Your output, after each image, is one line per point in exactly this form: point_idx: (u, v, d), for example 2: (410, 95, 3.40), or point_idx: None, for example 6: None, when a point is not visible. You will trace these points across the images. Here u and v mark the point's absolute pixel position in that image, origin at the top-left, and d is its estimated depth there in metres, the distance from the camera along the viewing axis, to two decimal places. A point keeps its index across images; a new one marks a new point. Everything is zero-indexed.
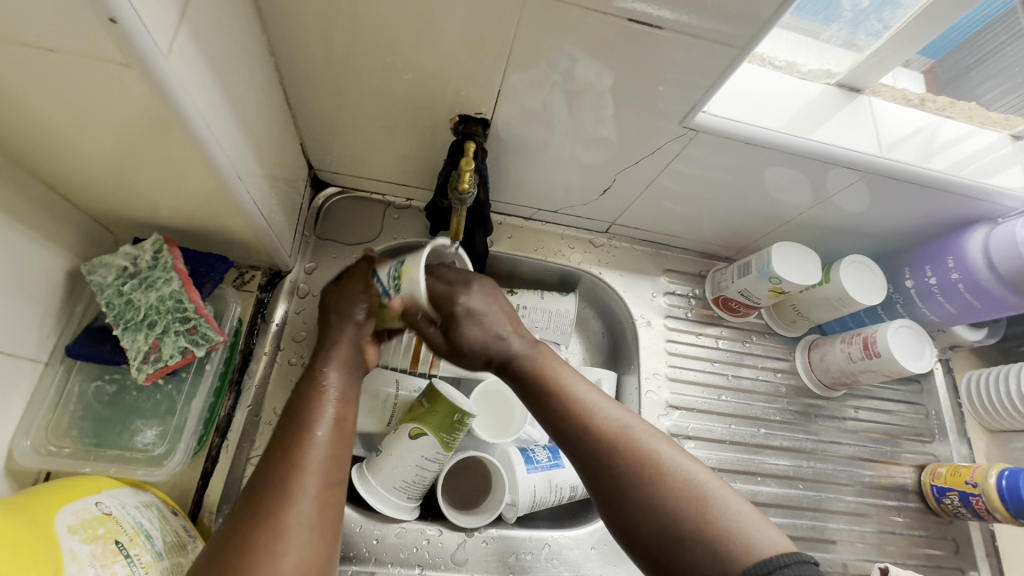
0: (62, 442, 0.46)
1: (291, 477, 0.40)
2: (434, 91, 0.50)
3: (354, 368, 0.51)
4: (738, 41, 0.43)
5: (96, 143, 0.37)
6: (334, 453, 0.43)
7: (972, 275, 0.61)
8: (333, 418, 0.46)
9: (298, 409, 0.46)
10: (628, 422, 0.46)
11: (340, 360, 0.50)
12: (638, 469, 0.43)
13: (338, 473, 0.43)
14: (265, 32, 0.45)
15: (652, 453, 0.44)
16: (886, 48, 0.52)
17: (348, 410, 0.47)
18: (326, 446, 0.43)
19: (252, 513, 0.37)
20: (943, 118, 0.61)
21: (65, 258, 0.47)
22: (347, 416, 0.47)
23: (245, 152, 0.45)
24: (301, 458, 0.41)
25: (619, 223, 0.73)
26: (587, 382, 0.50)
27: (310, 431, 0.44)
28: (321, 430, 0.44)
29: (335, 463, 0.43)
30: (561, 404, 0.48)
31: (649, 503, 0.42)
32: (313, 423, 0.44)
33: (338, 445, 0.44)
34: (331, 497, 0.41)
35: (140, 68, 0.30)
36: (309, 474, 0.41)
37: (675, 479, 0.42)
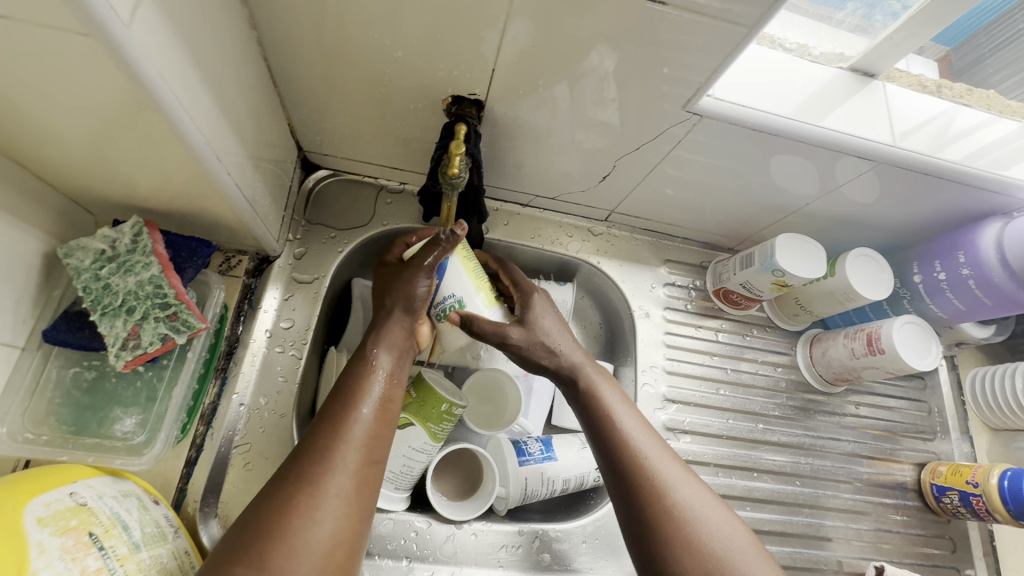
0: (39, 430, 0.45)
1: (331, 448, 0.40)
2: (425, 70, 0.48)
3: (406, 354, 0.50)
4: (747, 21, 0.40)
5: (63, 120, 0.35)
6: (376, 430, 0.43)
7: (983, 271, 0.59)
8: (383, 396, 0.46)
9: (347, 385, 0.45)
10: (677, 477, 0.45)
11: (392, 345, 0.49)
12: (677, 517, 0.42)
13: (380, 450, 0.43)
14: (245, 5, 0.42)
15: (694, 505, 0.43)
16: (904, 31, 0.49)
17: (396, 391, 0.47)
18: (370, 423, 0.43)
19: (293, 479, 0.38)
20: (960, 106, 0.58)
21: (41, 240, 0.45)
22: (393, 395, 0.47)
23: (224, 132, 0.43)
24: (346, 432, 0.42)
25: (619, 211, 0.71)
26: (642, 424, 0.49)
27: (360, 407, 0.44)
28: (367, 406, 0.44)
29: (377, 442, 0.43)
30: (608, 436, 0.48)
31: (684, 555, 0.40)
32: (359, 400, 0.44)
33: (383, 424, 0.44)
34: (372, 474, 0.41)
35: (99, 39, 0.28)
36: (350, 448, 0.41)
37: (716, 537, 0.41)
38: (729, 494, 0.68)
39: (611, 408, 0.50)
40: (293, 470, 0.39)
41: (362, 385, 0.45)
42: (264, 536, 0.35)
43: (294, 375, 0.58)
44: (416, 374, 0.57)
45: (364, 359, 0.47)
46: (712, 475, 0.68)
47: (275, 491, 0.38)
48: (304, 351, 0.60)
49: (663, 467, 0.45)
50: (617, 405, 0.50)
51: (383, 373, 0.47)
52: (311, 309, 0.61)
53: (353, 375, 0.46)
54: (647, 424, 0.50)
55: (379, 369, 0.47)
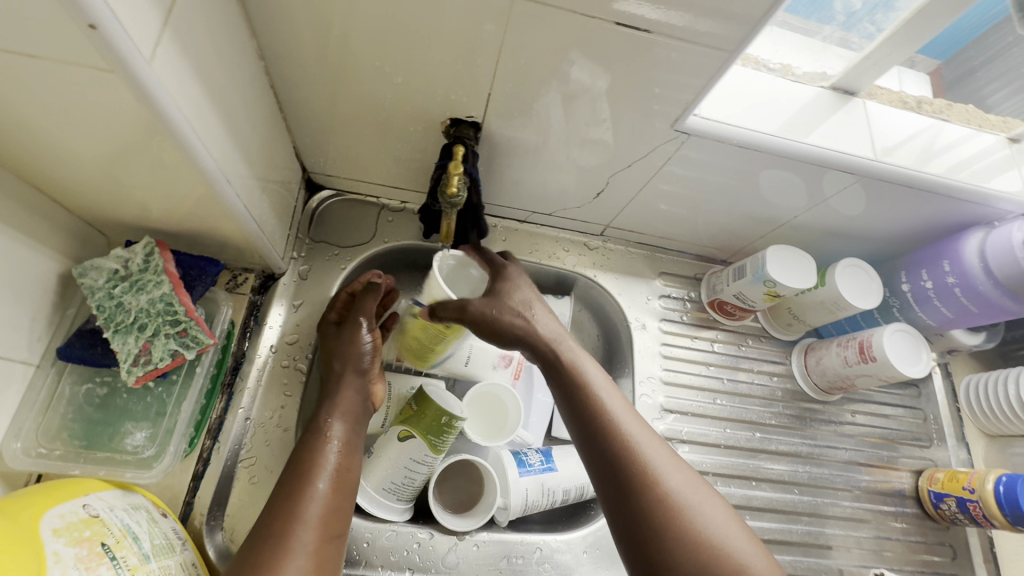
0: (52, 445, 0.46)
1: (289, 532, 0.43)
2: (424, 94, 0.50)
3: (361, 419, 0.54)
4: (728, 45, 0.43)
5: (83, 147, 0.38)
6: (332, 506, 0.46)
7: (968, 280, 0.61)
8: (336, 469, 0.48)
9: (302, 458, 0.48)
10: (665, 467, 0.46)
11: (345, 412, 0.53)
12: (667, 503, 0.44)
13: (337, 525, 0.46)
14: (254, 37, 0.45)
15: (683, 490, 0.45)
16: (882, 50, 0.51)
17: (350, 461, 0.50)
18: (324, 499, 0.46)
19: (256, 559, 0.41)
20: (941, 121, 0.60)
21: (57, 262, 0.47)
22: (348, 466, 0.50)
23: (234, 156, 0.45)
24: (300, 513, 0.44)
25: (614, 226, 0.73)
26: (628, 409, 0.50)
27: (313, 485, 0.46)
28: (322, 482, 0.47)
29: (334, 518, 0.46)
30: (598, 426, 0.48)
31: (677, 538, 0.42)
32: (314, 476, 0.47)
33: (339, 497, 0.47)
34: (328, 549, 0.44)
35: (121, 74, 0.31)
36: (307, 528, 0.43)
37: (705, 519, 0.44)
38: (729, 503, 0.68)
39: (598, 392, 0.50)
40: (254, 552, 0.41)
41: (317, 458, 0.48)
42: None
43: (298, 390, 0.60)
44: (418, 387, 0.59)
45: (318, 427, 0.51)
46: (711, 484, 0.69)
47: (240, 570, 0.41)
48: (308, 365, 0.61)
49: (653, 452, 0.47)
50: (603, 392, 0.51)
51: (336, 442, 0.50)
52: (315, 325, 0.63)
53: (307, 449, 0.49)
54: (632, 410, 0.51)
55: (331, 441, 0.50)
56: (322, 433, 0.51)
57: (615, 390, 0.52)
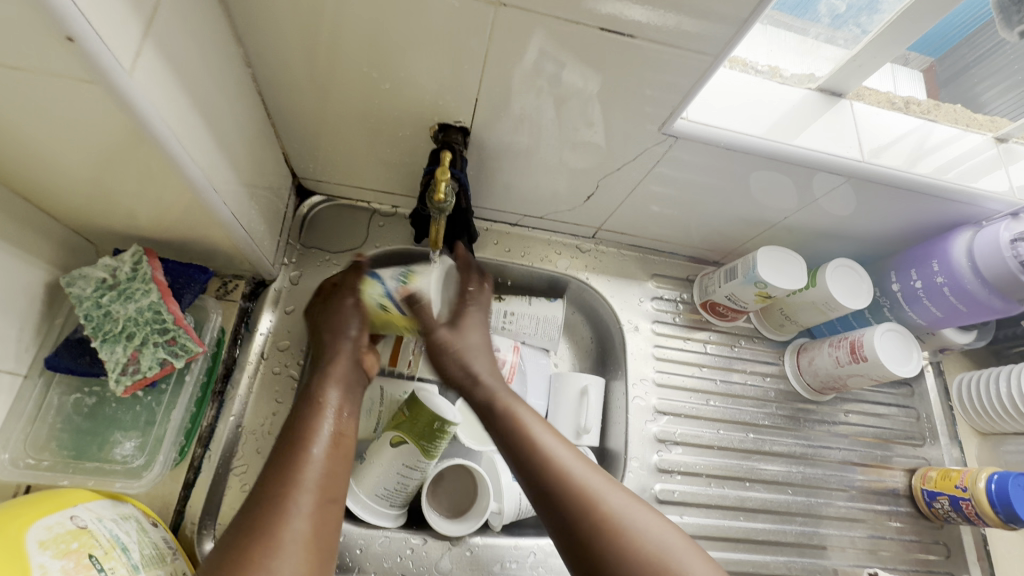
0: (40, 455, 0.46)
1: (285, 494, 0.40)
2: (411, 100, 0.50)
3: (352, 386, 0.52)
4: (712, 48, 0.43)
5: (67, 157, 0.38)
6: (329, 470, 0.43)
7: (957, 279, 0.61)
8: (333, 434, 0.46)
9: (295, 426, 0.46)
10: (600, 487, 0.45)
11: (338, 380, 0.52)
12: (609, 530, 0.42)
13: (334, 490, 0.43)
14: (239, 44, 0.45)
15: (626, 512, 0.43)
16: (868, 52, 0.52)
17: (345, 427, 0.48)
18: (322, 463, 0.43)
19: (246, 530, 0.37)
20: (928, 121, 0.61)
21: (45, 271, 0.47)
22: (345, 432, 0.47)
23: (220, 163, 0.45)
24: (300, 476, 0.41)
25: (605, 228, 0.73)
26: (561, 440, 0.50)
27: (308, 450, 0.43)
28: (318, 447, 0.44)
29: (333, 482, 0.43)
30: (529, 461, 0.48)
31: (627, 564, 0.41)
32: (309, 441, 0.44)
33: (337, 458, 0.45)
34: (329, 513, 0.41)
35: (102, 85, 0.31)
36: (304, 492, 0.40)
37: (654, 538, 0.42)
38: (722, 504, 0.68)
39: (528, 429, 0.50)
40: (246, 525, 0.37)
41: (310, 425, 0.46)
42: None
43: (290, 396, 0.60)
44: (411, 393, 0.58)
45: (314, 399, 0.49)
46: (705, 486, 0.69)
47: (229, 547, 0.36)
48: (300, 372, 0.61)
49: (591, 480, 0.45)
50: (536, 429, 0.50)
51: (331, 409, 0.48)
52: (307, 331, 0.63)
53: (303, 415, 0.47)
54: (572, 447, 0.49)
55: (328, 409, 0.48)
56: (318, 403, 0.48)
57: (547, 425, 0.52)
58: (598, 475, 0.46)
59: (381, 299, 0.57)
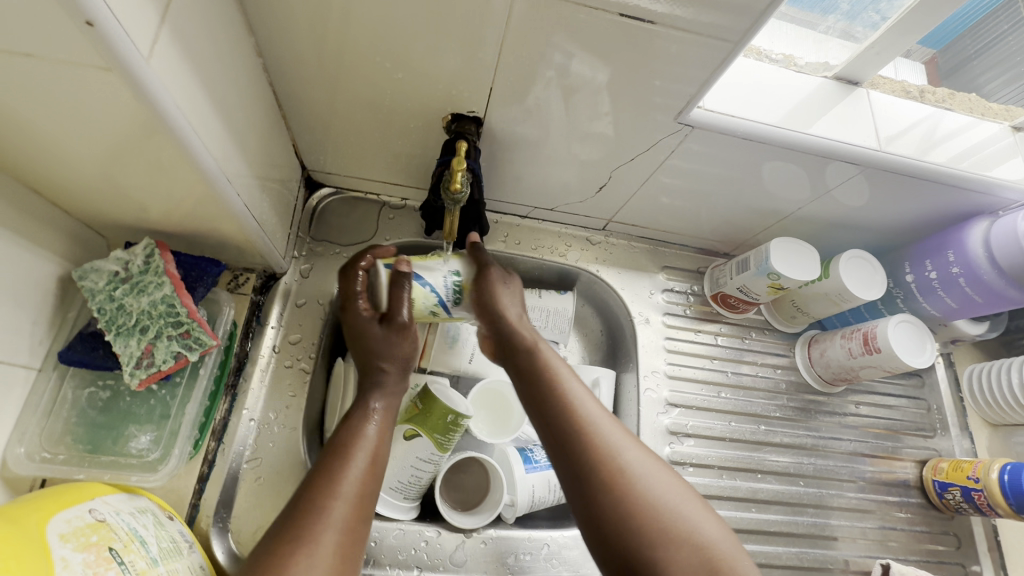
0: (56, 449, 0.46)
1: (324, 505, 0.40)
2: (424, 89, 0.50)
3: (393, 397, 0.53)
4: (732, 36, 0.43)
5: (80, 148, 0.37)
6: (367, 486, 0.44)
7: (973, 270, 0.61)
8: (372, 449, 0.47)
9: (338, 440, 0.47)
10: (619, 438, 0.46)
11: (386, 393, 0.53)
12: (615, 485, 0.44)
13: (368, 507, 0.43)
14: (251, 33, 0.44)
15: (639, 465, 0.45)
16: (886, 40, 0.51)
17: (385, 444, 0.48)
18: (360, 480, 0.43)
19: (285, 533, 0.38)
20: (943, 110, 0.60)
21: (57, 264, 0.46)
22: (383, 448, 0.48)
23: (233, 154, 0.44)
24: (339, 486, 0.42)
25: (616, 220, 0.73)
26: (584, 390, 0.51)
27: (349, 460, 0.44)
28: (359, 461, 0.45)
29: (367, 499, 0.43)
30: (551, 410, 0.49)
31: (633, 518, 0.42)
32: (351, 454, 0.45)
33: (372, 478, 0.45)
34: (360, 527, 0.41)
35: (120, 73, 0.30)
36: (340, 502, 0.41)
37: (660, 493, 0.43)
38: (734, 495, 0.69)
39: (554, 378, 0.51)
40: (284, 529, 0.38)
41: (354, 436, 0.47)
42: None
43: (303, 390, 0.59)
44: (423, 386, 0.58)
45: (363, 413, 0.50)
46: (717, 478, 0.69)
47: (263, 551, 0.37)
48: (312, 366, 0.61)
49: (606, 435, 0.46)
50: (561, 378, 0.51)
51: (374, 424, 0.49)
52: (318, 325, 0.63)
53: (345, 428, 0.48)
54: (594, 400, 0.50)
55: (370, 425, 0.49)
56: (366, 418, 0.49)
57: (572, 375, 0.53)
58: (616, 430, 0.47)
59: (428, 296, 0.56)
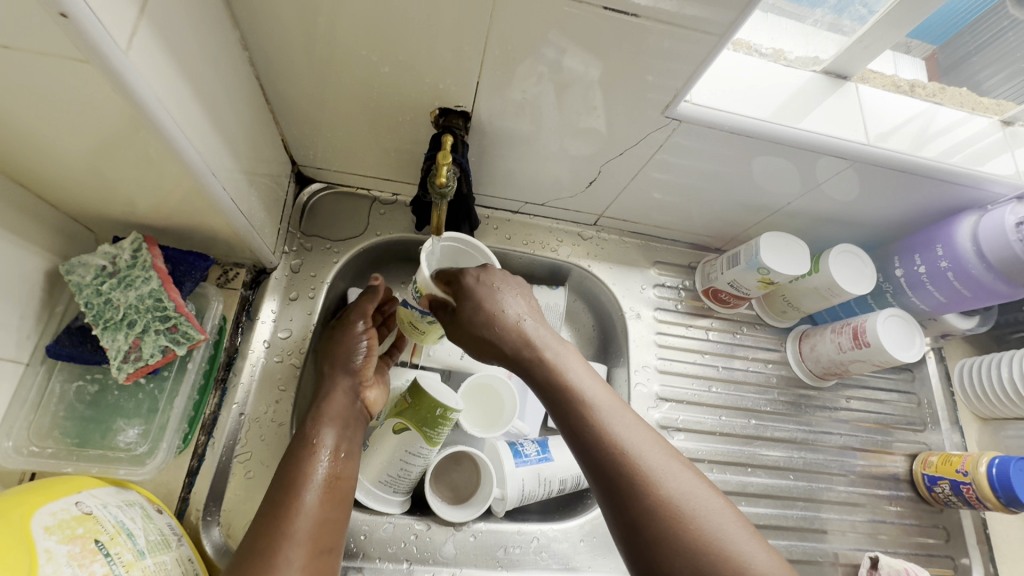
0: (44, 443, 0.46)
1: (277, 546, 0.41)
2: (411, 84, 0.50)
3: (353, 424, 0.54)
4: (717, 29, 0.42)
5: (63, 141, 0.37)
6: (324, 516, 0.45)
7: (962, 264, 0.61)
8: (327, 479, 0.47)
9: (287, 473, 0.47)
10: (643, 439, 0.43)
11: (334, 418, 0.52)
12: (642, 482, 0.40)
13: (328, 538, 0.44)
14: (236, 27, 0.44)
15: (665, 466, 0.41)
16: (874, 33, 0.51)
17: (343, 469, 0.49)
18: (315, 512, 0.44)
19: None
20: (935, 105, 0.60)
21: (43, 259, 0.47)
22: (342, 475, 0.49)
23: (219, 148, 0.45)
24: (290, 526, 0.43)
25: (607, 215, 0.73)
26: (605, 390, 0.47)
27: (300, 498, 0.45)
28: (310, 495, 0.45)
29: (323, 530, 0.44)
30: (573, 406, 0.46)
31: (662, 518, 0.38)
32: (301, 490, 0.45)
33: (329, 507, 0.46)
34: (322, 563, 0.43)
35: (98, 65, 0.30)
36: (295, 545, 0.42)
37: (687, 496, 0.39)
38: (724, 489, 0.69)
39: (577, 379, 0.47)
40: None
41: (304, 470, 0.47)
42: None
43: (293, 385, 0.59)
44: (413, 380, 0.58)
45: (309, 440, 0.50)
46: (707, 472, 0.69)
47: None
48: (302, 360, 0.61)
49: (632, 439, 0.42)
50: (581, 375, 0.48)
51: (325, 451, 0.49)
52: (309, 320, 0.63)
53: (295, 459, 0.48)
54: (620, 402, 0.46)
55: (325, 452, 0.49)
56: (312, 444, 0.49)
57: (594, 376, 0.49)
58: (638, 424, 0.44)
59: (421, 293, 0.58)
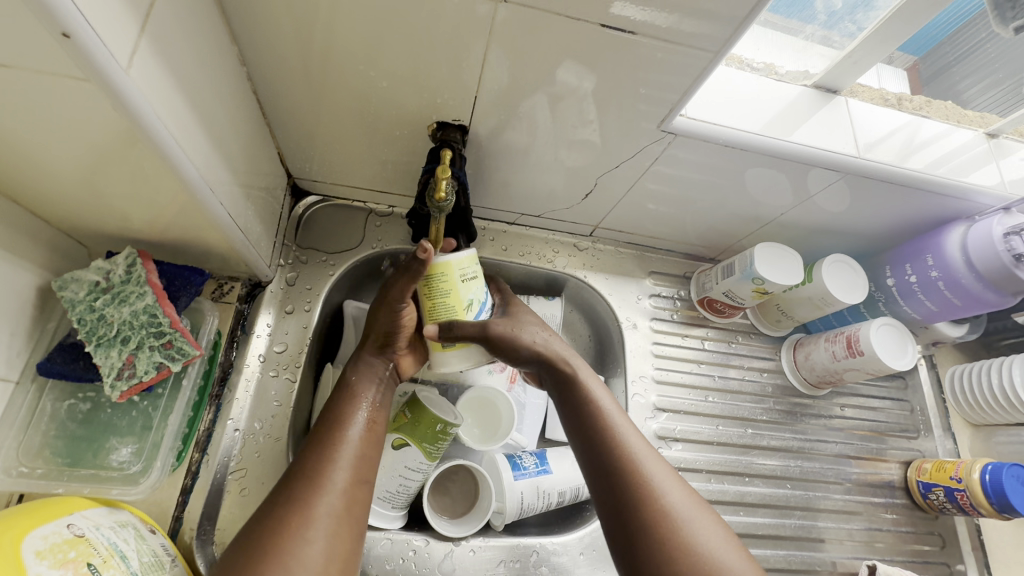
0: (33, 463, 0.45)
1: (322, 471, 0.43)
2: (410, 98, 0.50)
3: (386, 383, 0.54)
4: (712, 46, 0.43)
5: (58, 157, 0.37)
6: (363, 451, 0.46)
7: (951, 273, 0.62)
8: (366, 420, 0.49)
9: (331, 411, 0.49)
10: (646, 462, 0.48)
11: (373, 374, 0.53)
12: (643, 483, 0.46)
13: (366, 471, 0.45)
14: (234, 43, 0.44)
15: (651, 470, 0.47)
16: (863, 49, 0.52)
17: (378, 416, 0.50)
18: (354, 445, 0.46)
19: (286, 505, 0.40)
20: (921, 118, 0.61)
21: (36, 275, 0.46)
22: (377, 419, 0.50)
23: (216, 163, 0.44)
24: (335, 452, 0.45)
25: (603, 226, 0.73)
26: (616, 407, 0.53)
27: (343, 431, 0.47)
28: (352, 431, 0.47)
29: (363, 463, 0.45)
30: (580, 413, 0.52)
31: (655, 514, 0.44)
32: (344, 424, 0.47)
33: (368, 446, 0.47)
34: (358, 492, 0.44)
35: (98, 84, 0.30)
36: (338, 468, 0.44)
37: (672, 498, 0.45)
38: (722, 499, 0.69)
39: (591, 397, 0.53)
40: (278, 510, 0.39)
41: (345, 411, 0.49)
42: (261, 554, 0.37)
43: (288, 399, 0.59)
44: (412, 394, 0.58)
45: (347, 388, 0.51)
46: (705, 482, 0.69)
47: (262, 530, 0.39)
48: (298, 375, 0.60)
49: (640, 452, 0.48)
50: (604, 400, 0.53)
51: (364, 399, 0.51)
52: (304, 334, 0.62)
53: (337, 401, 0.50)
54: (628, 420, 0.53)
55: (364, 398, 0.51)
56: (349, 391, 0.51)
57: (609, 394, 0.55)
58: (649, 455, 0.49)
59: (474, 300, 0.50)
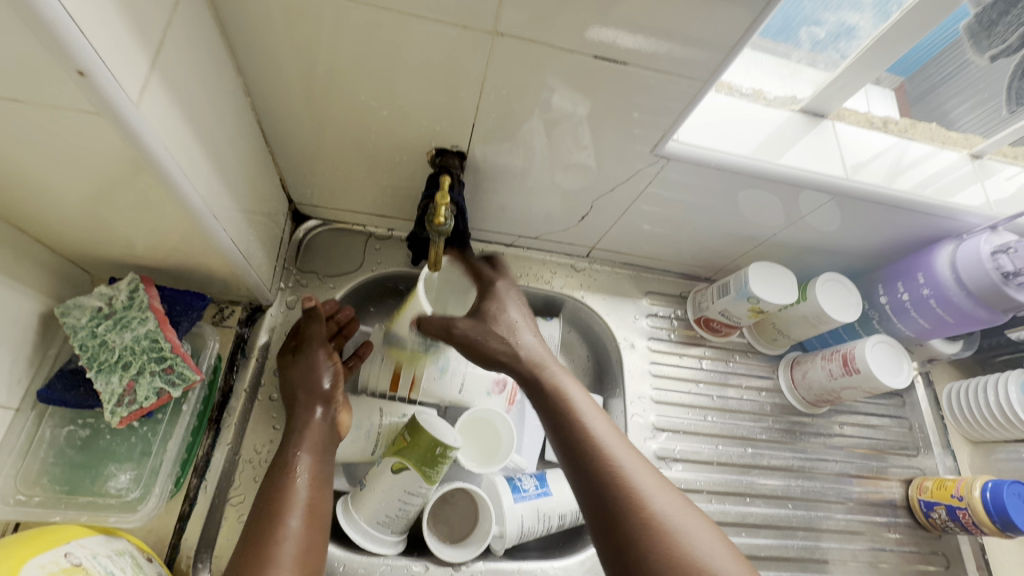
0: (31, 491, 0.45)
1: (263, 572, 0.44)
2: (409, 126, 0.52)
3: (329, 449, 0.55)
4: (701, 74, 0.45)
5: (66, 187, 0.38)
6: (307, 541, 0.47)
7: (943, 291, 0.63)
8: (309, 504, 0.49)
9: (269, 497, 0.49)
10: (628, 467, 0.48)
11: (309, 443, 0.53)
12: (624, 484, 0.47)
13: (312, 560, 0.47)
14: (239, 75, 0.46)
15: (634, 473, 0.48)
16: (849, 75, 0.54)
17: (321, 494, 0.51)
18: (299, 536, 0.47)
19: None
20: (905, 140, 0.63)
21: (40, 301, 0.46)
22: (319, 497, 0.51)
23: (221, 191, 0.45)
24: (277, 548, 0.45)
25: (599, 247, 0.74)
26: (599, 414, 0.54)
27: (284, 522, 0.47)
28: (294, 519, 0.48)
29: (310, 553, 0.47)
30: (562, 419, 0.53)
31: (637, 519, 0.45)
32: (286, 509, 0.48)
33: (313, 530, 0.48)
34: None
35: (109, 117, 0.31)
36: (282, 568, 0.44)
37: (655, 500, 0.46)
38: (724, 520, 0.68)
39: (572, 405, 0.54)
40: None
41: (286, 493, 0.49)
42: None
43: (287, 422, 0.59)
44: (412, 416, 0.58)
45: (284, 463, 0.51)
46: (705, 503, 0.69)
47: None
48: None
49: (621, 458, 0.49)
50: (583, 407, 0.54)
51: (303, 477, 0.51)
52: None
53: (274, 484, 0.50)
54: (613, 428, 0.53)
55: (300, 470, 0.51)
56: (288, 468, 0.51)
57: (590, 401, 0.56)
58: (630, 460, 0.49)
59: None
